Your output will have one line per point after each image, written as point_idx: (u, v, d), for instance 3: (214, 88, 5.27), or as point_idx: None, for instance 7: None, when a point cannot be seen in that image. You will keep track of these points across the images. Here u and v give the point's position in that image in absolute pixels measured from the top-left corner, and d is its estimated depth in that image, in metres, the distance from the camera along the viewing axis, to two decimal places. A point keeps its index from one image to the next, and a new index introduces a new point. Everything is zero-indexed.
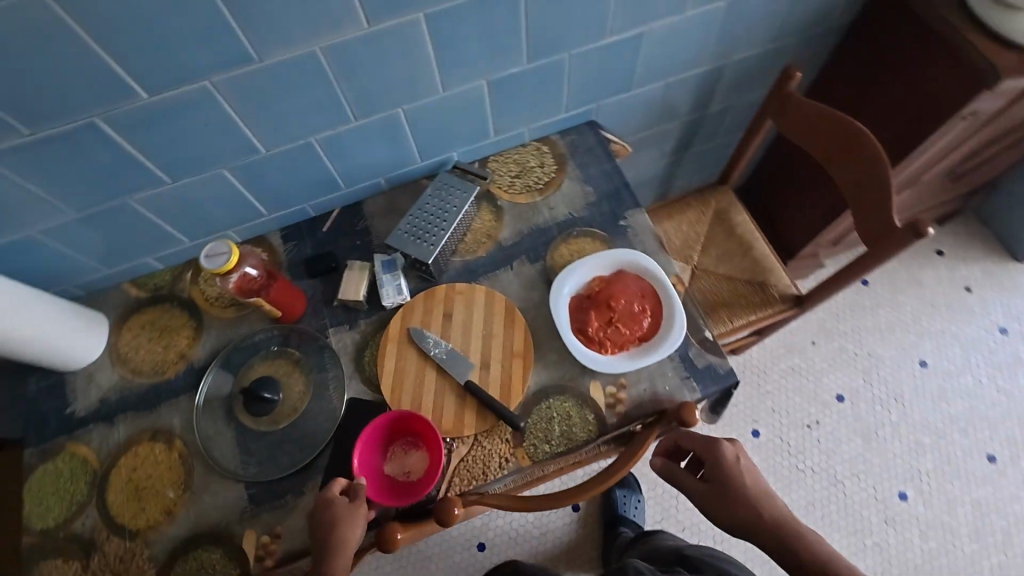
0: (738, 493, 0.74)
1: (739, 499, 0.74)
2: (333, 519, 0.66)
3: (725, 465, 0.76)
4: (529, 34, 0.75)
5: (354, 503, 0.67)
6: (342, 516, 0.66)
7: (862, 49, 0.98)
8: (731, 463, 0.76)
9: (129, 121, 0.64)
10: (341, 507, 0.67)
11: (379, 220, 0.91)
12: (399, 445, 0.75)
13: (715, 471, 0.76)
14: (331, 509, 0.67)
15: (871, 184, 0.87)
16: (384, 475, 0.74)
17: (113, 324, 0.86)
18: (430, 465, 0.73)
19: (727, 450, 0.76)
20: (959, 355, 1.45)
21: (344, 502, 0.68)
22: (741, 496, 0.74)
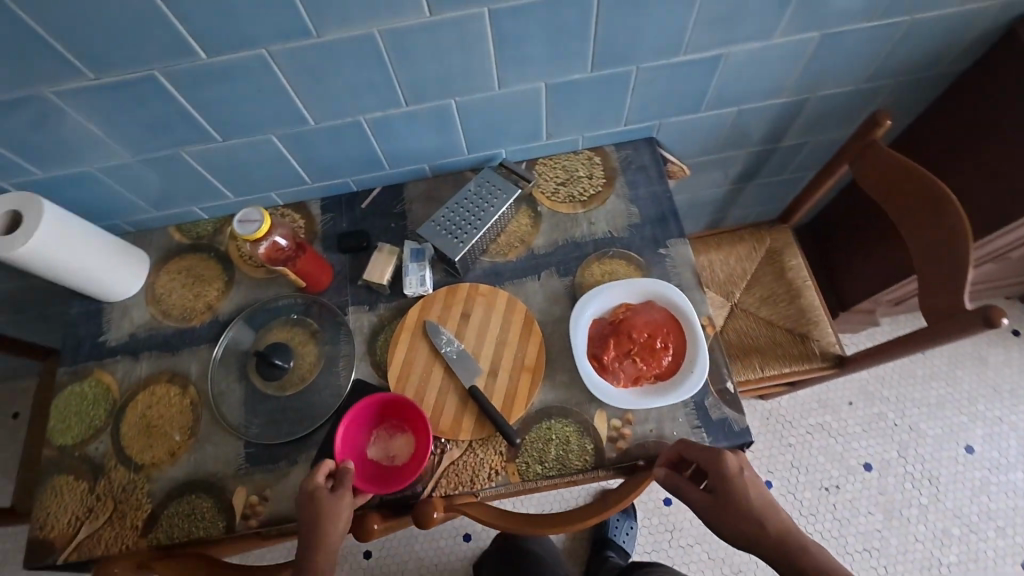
0: (748, 512, 0.64)
1: (748, 520, 0.64)
2: (316, 508, 0.65)
3: (729, 478, 0.65)
4: (598, 44, 0.71)
5: (338, 493, 0.66)
6: (325, 506, 0.65)
7: (968, 103, 0.88)
8: (737, 478, 0.65)
9: (188, 78, 0.66)
10: (325, 498, 0.66)
11: (416, 206, 0.90)
12: (384, 429, 0.76)
13: (718, 486, 0.66)
14: (314, 499, 0.66)
15: (945, 256, 0.79)
16: (370, 459, 0.74)
17: (153, 264, 0.90)
18: (415, 450, 0.74)
19: (729, 461, 0.66)
20: (1014, 448, 1.33)
21: (327, 492, 0.66)
22: (751, 519, 0.64)
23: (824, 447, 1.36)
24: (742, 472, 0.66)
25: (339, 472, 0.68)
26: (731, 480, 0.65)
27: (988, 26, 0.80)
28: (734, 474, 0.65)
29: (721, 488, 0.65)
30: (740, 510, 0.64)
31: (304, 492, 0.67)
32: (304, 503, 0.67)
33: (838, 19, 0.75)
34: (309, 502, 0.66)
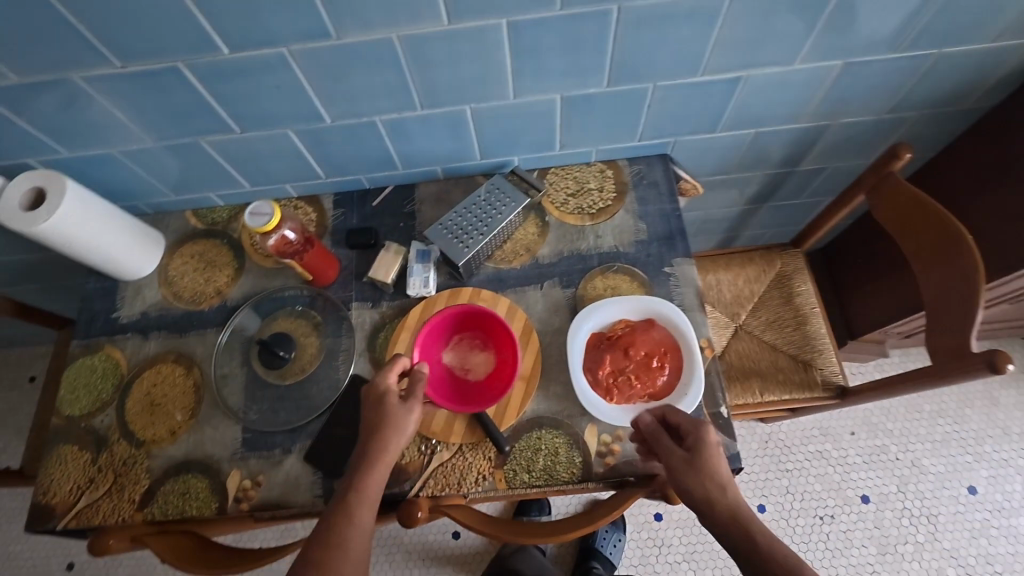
0: (714, 481, 0.63)
1: (712, 490, 0.62)
2: (381, 415, 0.68)
3: (703, 444, 0.65)
4: (615, 60, 0.71)
5: (406, 403, 0.69)
6: (391, 414, 0.68)
7: (994, 141, 0.86)
8: (712, 449, 0.65)
9: (210, 71, 0.67)
10: (392, 402, 0.69)
11: (426, 208, 0.91)
12: (462, 342, 0.81)
13: (692, 450, 0.65)
14: (381, 404, 0.69)
15: (955, 297, 0.77)
16: (445, 365, 0.80)
17: (168, 246, 0.93)
18: (489, 368, 0.80)
19: (711, 431, 0.66)
20: (1018, 493, 1.30)
21: (396, 400, 0.70)
22: (714, 490, 0.62)
23: (822, 475, 1.34)
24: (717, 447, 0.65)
25: (412, 375, 0.72)
26: (708, 447, 0.65)
27: (1019, 63, 0.79)
28: (711, 442, 0.65)
29: (694, 453, 0.65)
30: (707, 479, 0.63)
31: (373, 394, 0.70)
32: (373, 402, 0.70)
33: (863, 48, 0.74)
34: (375, 408, 0.69)
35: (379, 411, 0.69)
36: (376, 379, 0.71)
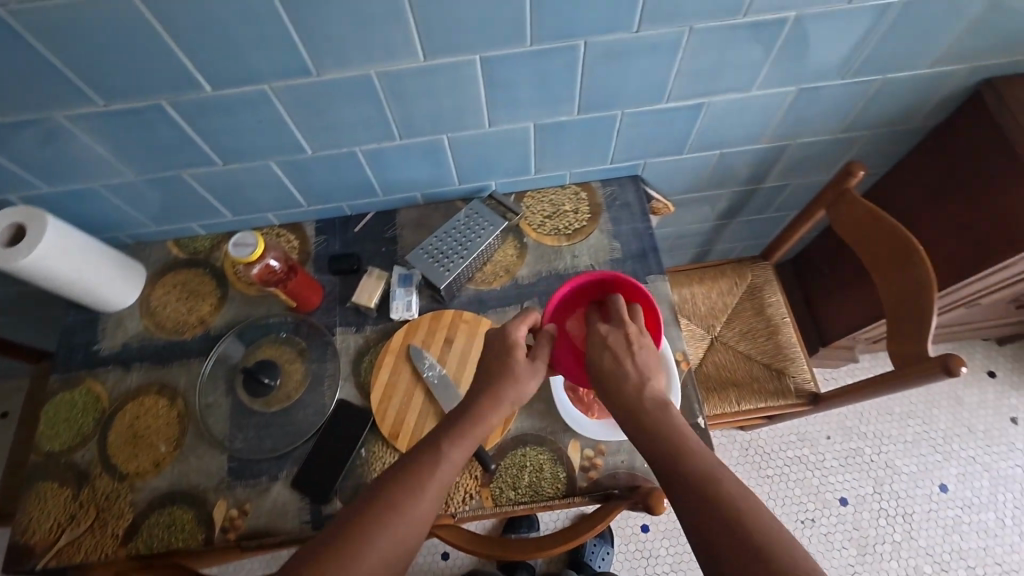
0: (612, 379, 0.65)
1: (616, 394, 0.64)
2: (506, 370, 0.67)
3: (593, 343, 0.69)
4: (584, 90, 0.75)
5: (533, 364, 0.68)
6: (517, 372, 0.67)
7: (940, 157, 0.92)
8: (607, 350, 0.67)
9: (192, 108, 0.69)
10: (521, 359, 0.68)
11: (407, 232, 0.94)
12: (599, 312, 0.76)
13: (592, 354, 0.68)
14: (510, 360, 0.68)
15: (911, 304, 0.82)
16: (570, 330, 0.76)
17: (149, 276, 0.93)
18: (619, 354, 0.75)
19: (600, 331, 0.69)
20: (986, 488, 1.35)
21: (524, 358, 0.68)
22: (619, 394, 0.64)
23: (801, 480, 1.38)
24: (609, 346, 0.67)
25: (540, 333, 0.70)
26: (602, 348, 0.67)
27: (957, 86, 0.85)
28: (603, 342, 0.68)
29: (593, 357, 0.68)
30: (609, 384, 0.65)
31: (502, 345, 0.69)
32: (499, 348, 0.69)
33: (815, 75, 0.79)
34: (501, 360, 0.68)
35: (507, 367, 0.67)
36: (507, 328, 0.69)
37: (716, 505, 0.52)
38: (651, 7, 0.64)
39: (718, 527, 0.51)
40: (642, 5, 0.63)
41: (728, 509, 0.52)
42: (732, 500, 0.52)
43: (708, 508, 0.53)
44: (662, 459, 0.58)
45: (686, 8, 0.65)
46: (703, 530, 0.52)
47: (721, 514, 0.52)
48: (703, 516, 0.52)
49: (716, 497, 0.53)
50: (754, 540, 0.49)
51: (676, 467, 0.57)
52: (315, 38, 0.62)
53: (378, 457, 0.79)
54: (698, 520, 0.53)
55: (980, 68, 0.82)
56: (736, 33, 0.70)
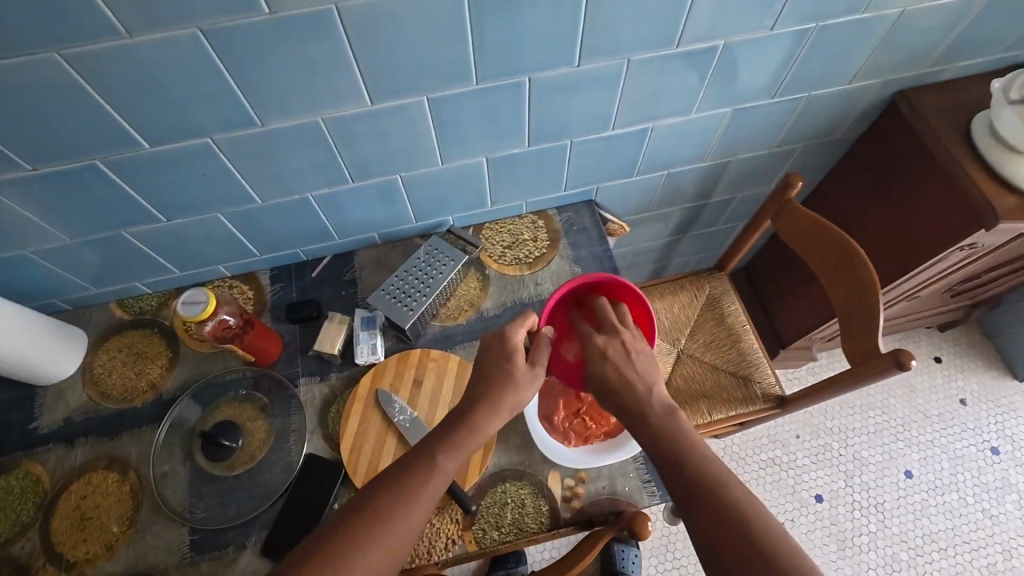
0: (620, 390, 0.66)
1: (618, 401, 0.66)
2: (505, 376, 0.66)
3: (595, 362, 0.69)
4: (533, 123, 0.77)
5: (533, 369, 0.68)
6: (517, 379, 0.66)
7: (867, 163, 0.99)
8: (606, 361, 0.68)
9: (130, 166, 0.66)
10: (521, 363, 0.67)
11: (366, 273, 0.92)
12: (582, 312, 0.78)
13: (593, 367, 0.69)
14: (509, 365, 0.67)
15: (857, 301, 0.87)
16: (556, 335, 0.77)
17: (91, 342, 0.87)
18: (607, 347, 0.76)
19: (596, 343, 0.69)
20: (946, 470, 1.41)
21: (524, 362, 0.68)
22: (623, 404, 0.65)
23: (777, 481, 1.41)
24: (608, 356, 0.68)
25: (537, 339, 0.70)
26: (601, 361, 0.68)
27: (875, 99, 0.92)
28: (601, 353, 0.69)
29: (594, 369, 0.68)
30: (613, 395, 0.66)
31: (499, 348, 0.69)
32: (497, 353, 0.68)
33: (748, 96, 0.84)
34: (500, 366, 0.67)
35: (507, 373, 0.66)
36: (506, 332, 0.69)
37: (711, 499, 0.55)
38: (590, 43, 0.66)
39: (713, 519, 0.54)
40: (581, 41, 0.66)
41: (724, 503, 0.55)
42: (728, 494, 0.55)
43: (706, 504, 0.55)
44: (662, 457, 0.61)
45: (622, 42, 0.68)
46: (700, 522, 0.55)
47: (717, 510, 0.55)
48: (701, 510, 0.55)
49: (713, 492, 0.56)
50: (749, 532, 0.53)
51: (675, 465, 0.59)
52: (257, 89, 0.61)
53: None
54: (697, 514, 0.56)
55: (893, 81, 0.89)
56: (672, 63, 0.73)
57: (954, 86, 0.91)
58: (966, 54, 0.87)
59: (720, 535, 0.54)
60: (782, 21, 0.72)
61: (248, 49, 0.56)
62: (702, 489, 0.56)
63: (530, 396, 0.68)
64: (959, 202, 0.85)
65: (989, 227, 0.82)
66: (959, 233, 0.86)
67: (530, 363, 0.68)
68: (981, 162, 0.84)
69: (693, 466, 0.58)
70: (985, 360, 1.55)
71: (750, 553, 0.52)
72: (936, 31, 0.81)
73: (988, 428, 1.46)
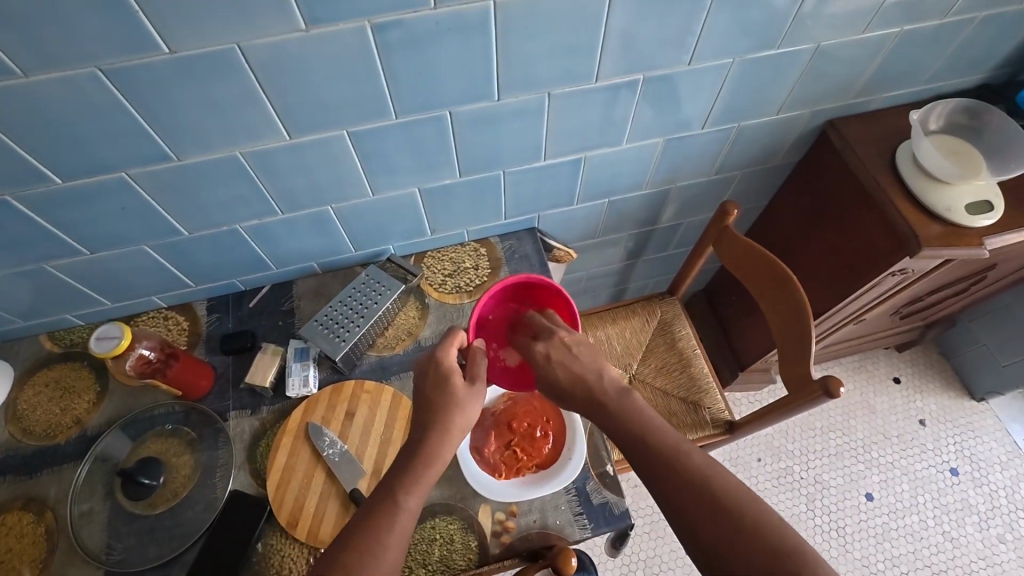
0: (571, 386, 0.64)
1: (573, 399, 0.64)
2: (446, 399, 0.64)
3: (537, 368, 0.67)
4: (461, 155, 0.77)
5: (474, 385, 0.65)
6: (458, 399, 0.64)
7: (805, 190, 1.01)
8: (555, 364, 0.65)
9: (44, 201, 0.66)
10: (459, 383, 0.65)
11: (305, 303, 0.91)
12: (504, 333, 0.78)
13: (545, 376, 0.66)
14: (449, 387, 0.65)
15: (794, 328, 0.87)
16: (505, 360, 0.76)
17: (17, 377, 0.85)
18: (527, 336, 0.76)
19: (536, 350, 0.67)
20: (907, 492, 1.41)
21: (463, 384, 0.65)
22: (581, 398, 0.64)
23: None
24: (552, 359, 0.66)
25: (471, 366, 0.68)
26: (548, 365, 0.66)
27: (805, 128, 0.94)
28: (545, 359, 0.66)
29: (544, 377, 0.66)
30: (568, 393, 0.64)
31: (434, 373, 0.66)
32: (433, 378, 0.66)
33: (677, 127, 0.85)
34: (442, 387, 0.65)
35: (449, 395, 0.64)
36: (438, 356, 0.67)
37: (694, 490, 0.54)
38: (507, 78, 0.68)
39: (700, 511, 0.53)
40: (497, 76, 0.67)
41: (707, 493, 0.54)
42: (709, 482, 0.54)
43: (691, 495, 0.54)
44: (637, 455, 0.59)
45: (540, 77, 0.69)
46: (687, 515, 0.54)
47: (701, 499, 0.53)
48: (685, 503, 0.54)
49: (694, 482, 0.54)
50: (735, 517, 0.52)
51: (650, 460, 0.57)
52: (168, 124, 0.61)
53: (276, 550, 0.73)
54: (682, 508, 0.54)
55: (821, 112, 0.91)
56: (594, 96, 0.74)
57: (881, 116, 0.94)
58: (888, 86, 0.90)
59: (709, 526, 0.52)
60: (699, 56, 0.74)
61: (153, 86, 0.57)
62: (682, 481, 0.55)
63: (478, 412, 0.66)
64: (887, 230, 0.87)
65: (913, 254, 0.83)
66: (888, 260, 0.88)
67: (470, 380, 0.66)
68: (906, 190, 0.86)
69: (670, 459, 0.56)
70: (943, 381, 1.56)
71: (741, 538, 0.51)
72: (855, 64, 0.83)
73: (947, 448, 1.46)
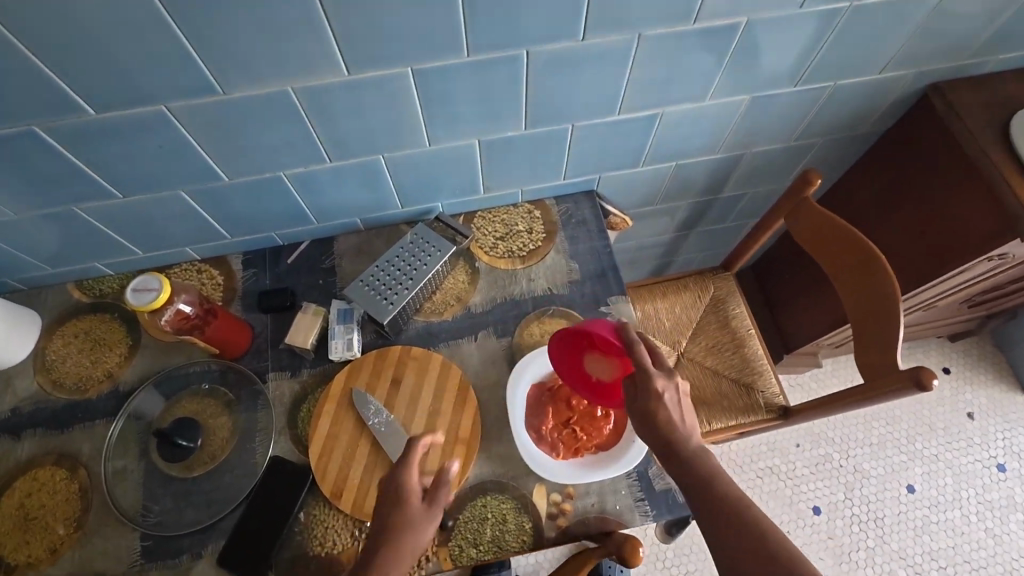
0: (661, 423, 0.61)
1: (657, 434, 0.61)
2: (399, 517, 0.57)
3: (642, 394, 0.63)
4: (531, 103, 0.69)
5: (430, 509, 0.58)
6: (412, 522, 0.57)
7: (894, 163, 0.92)
8: (665, 401, 0.62)
9: (75, 135, 0.59)
10: (416, 507, 0.58)
11: (346, 261, 0.85)
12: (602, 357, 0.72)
13: (642, 400, 0.63)
14: (404, 511, 0.58)
15: (879, 317, 0.79)
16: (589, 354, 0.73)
17: (46, 326, 0.81)
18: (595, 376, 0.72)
19: (655, 382, 0.62)
20: (951, 486, 1.36)
21: (419, 506, 0.58)
22: (666, 436, 0.61)
23: (774, 490, 1.36)
24: (661, 395, 0.62)
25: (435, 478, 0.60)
26: (657, 401, 0.62)
27: (904, 91, 0.84)
28: (658, 393, 0.62)
29: (639, 402, 0.63)
30: (660, 425, 0.61)
31: (391, 492, 0.59)
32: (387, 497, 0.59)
33: (767, 83, 0.76)
34: (394, 509, 0.58)
35: (403, 519, 0.57)
36: (397, 477, 0.59)
37: (752, 546, 0.54)
38: (595, 14, 0.59)
39: (741, 542, 0.55)
40: (585, 11, 0.59)
41: (766, 553, 0.53)
42: (770, 542, 0.54)
43: (748, 552, 0.54)
44: (697, 502, 0.59)
45: (631, 14, 0.60)
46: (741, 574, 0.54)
47: (760, 561, 0.53)
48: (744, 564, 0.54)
49: (752, 540, 0.54)
50: None
51: (710, 508, 0.57)
52: (217, 52, 0.54)
53: (319, 522, 0.69)
54: (738, 563, 0.54)
55: (926, 74, 0.81)
56: (686, 41, 0.66)
57: (992, 82, 0.84)
58: (1005, 47, 0.80)
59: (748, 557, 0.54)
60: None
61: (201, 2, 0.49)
62: (747, 541, 0.55)
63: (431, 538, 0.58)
64: (991, 208, 0.78)
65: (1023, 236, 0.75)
66: (987, 242, 0.80)
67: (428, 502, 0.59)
68: (1019, 163, 0.77)
69: (738, 516, 0.56)
70: (996, 373, 1.48)
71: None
72: (979, 19, 0.73)
73: (995, 443, 1.40)
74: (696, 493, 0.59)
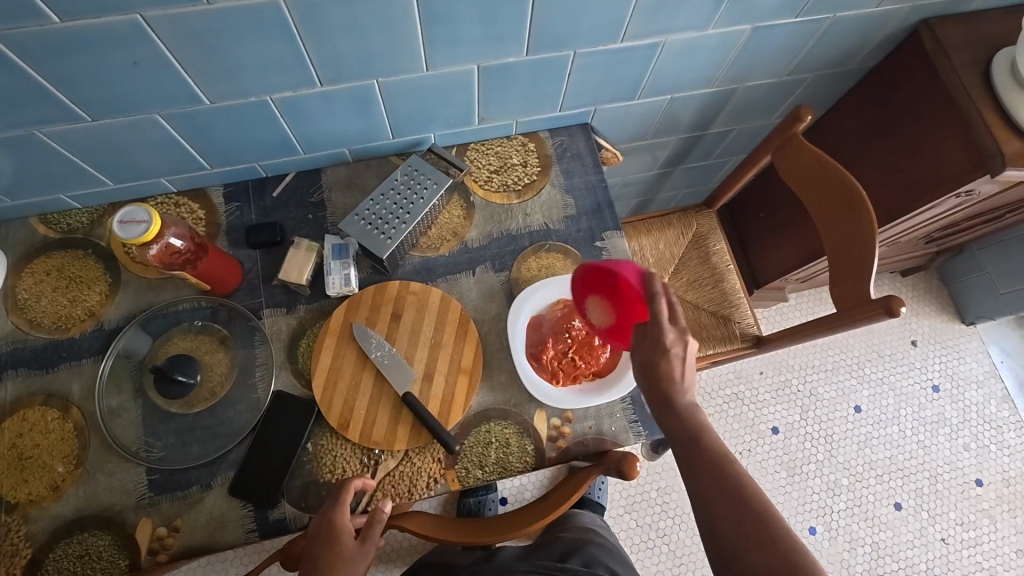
0: (662, 377, 0.64)
1: (653, 385, 0.65)
2: (340, 545, 0.62)
3: (655, 350, 0.64)
4: (536, 24, 0.67)
5: (362, 550, 0.63)
6: (345, 557, 0.62)
7: (880, 100, 0.94)
8: (671, 356, 0.63)
9: (39, 47, 0.54)
10: (349, 544, 0.62)
11: (336, 195, 0.82)
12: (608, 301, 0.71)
13: (649, 351, 0.64)
14: (339, 544, 0.62)
15: (855, 246, 0.83)
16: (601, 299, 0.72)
17: (12, 264, 0.75)
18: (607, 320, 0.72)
19: (663, 335, 0.63)
20: (891, 405, 1.50)
21: (352, 544, 0.63)
22: (661, 387, 0.64)
23: (737, 414, 1.48)
24: (670, 351, 0.63)
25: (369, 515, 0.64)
26: (662, 354, 0.63)
27: (897, 26, 0.85)
28: (665, 349, 0.63)
29: (646, 352, 0.65)
30: (660, 376, 0.64)
31: (327, 529, 0.63)
32: (323, 534, 0.63)
33: (769, 14, 0.76)
34: (332, 534, 0.62)
35: (335, 552, 0.62)
36: (332, 514, 0.63)
37: (722, 485, 0.59)
38: None
39: (716, 482, 0.59)
40: None
41: (735, 493, 0.58)
42: (736, 482, 0.58)
43: (718, 490, 0.58)
44: (682, 447, 0.63)
45: None
46: (712, 510, 0.58)
47: (727, 498, 0.58)
48: (713, 499, 0.58)
49: (721, 478, 0.59)
50: (757, 523, 0.56)
51: (687, 449, 0.62)
52: None
53: (327, 450, 0.71)
54: (706, 496, 0.59)
55: (918, 8, 0.82)
56: None
57: (977, 20, 0.86)
58: None
59: (716, 492, 0.58)
60: None
61: None
62: (713, 475, 0.59)
63: (368, 560, 0.64)
64: (965, 146, 0.82)
65: (993, 173, 0.79)
66: (960, 178, 0.84)
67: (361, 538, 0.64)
68: (993, 99, 0.81)
69: (714, 461, 0.60)
70: (940, 305, 1.61)
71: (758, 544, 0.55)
72: None
73: (932, 366, 1.55)
74: (681, 439, 0.63)
